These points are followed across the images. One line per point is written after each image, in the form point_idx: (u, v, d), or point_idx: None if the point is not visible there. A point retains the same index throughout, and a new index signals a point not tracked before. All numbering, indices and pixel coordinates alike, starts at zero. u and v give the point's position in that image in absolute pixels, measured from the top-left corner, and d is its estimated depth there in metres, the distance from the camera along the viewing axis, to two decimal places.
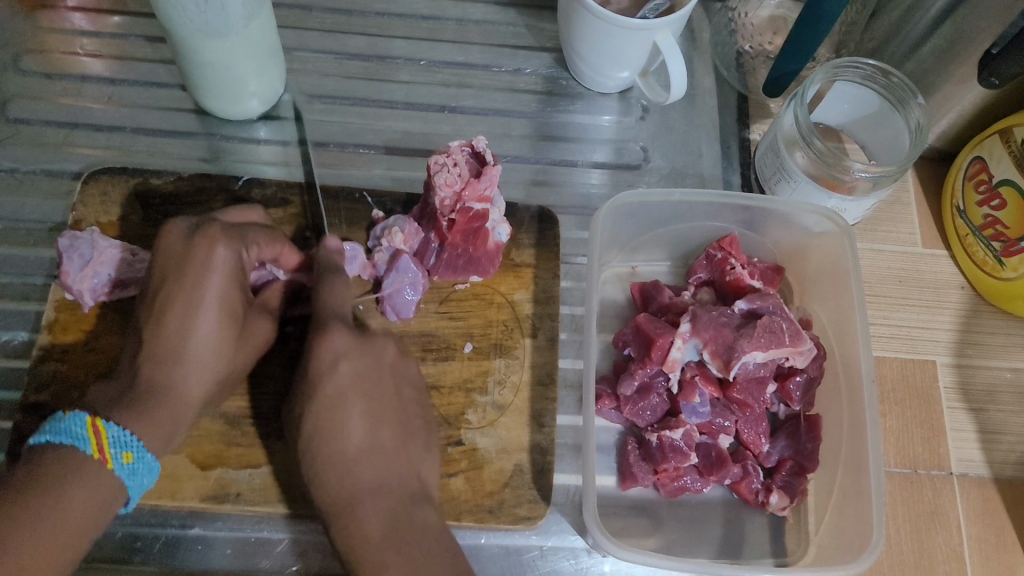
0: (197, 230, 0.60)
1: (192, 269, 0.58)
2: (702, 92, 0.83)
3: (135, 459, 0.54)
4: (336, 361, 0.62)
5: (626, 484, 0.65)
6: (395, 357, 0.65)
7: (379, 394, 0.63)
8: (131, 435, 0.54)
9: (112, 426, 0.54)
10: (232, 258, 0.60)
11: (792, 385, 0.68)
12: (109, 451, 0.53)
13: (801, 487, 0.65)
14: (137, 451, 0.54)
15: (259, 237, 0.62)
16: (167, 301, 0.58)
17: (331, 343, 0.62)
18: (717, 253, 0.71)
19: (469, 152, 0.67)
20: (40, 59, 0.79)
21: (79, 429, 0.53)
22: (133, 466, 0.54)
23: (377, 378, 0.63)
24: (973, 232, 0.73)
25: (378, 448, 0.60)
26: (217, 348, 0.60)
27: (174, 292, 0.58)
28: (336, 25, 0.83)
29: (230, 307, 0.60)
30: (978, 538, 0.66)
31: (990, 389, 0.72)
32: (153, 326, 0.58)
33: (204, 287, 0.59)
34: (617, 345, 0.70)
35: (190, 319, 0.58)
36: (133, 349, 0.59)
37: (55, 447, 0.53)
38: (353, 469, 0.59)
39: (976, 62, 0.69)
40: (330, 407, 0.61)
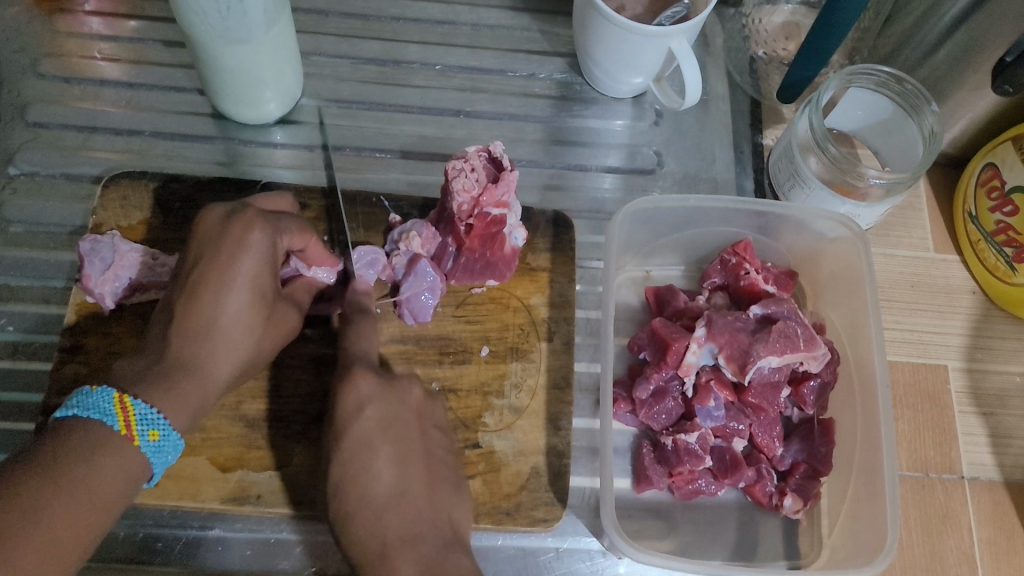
0: (233, 215, 0.62)
1: (228, 248, 0.60)
2: (715, 97, 0.83)
3: (161, 438, 0.54)
4: (364, 402, 0.61)
5: (641, 487, 0.66)
6: (420, 397, 0.63)
7: (407, 437, 0.61)
8: (157, 413, 0.55)
9: (140, 403, 0.54)
10: (266, 241, 0.61)
11: (806, 389, 0.68)
12: (136, 428, 0.54)
13: (814, 490, 0.66)
14: (163, 430, 0.55)
15: (292, 225, 0.63)
16: (201, 279, 0.59)
17: (356, 389, 0.61)
18: (731, 258, 0.72)
19: (486, 157, 0.68)
20: (59, 63, 0.80)
21: (106, 404, 0.53)
22: (159, 444, 0.54)
23: (406, 421, 0.61)
24: (985, 237, 0.74)
25: (406, 495, 0.58)
26: (246, 328, 0.60)
27: (208, 270, 0.60)
28: (351, 30, 0.84)
29: (260, 290, 0.61)
30: (989, 541, 0.67)
31: (1001, 393, 0.73)
32: (185, 303, 0.59)
33: (236, 266, 0.60)
34: (633, 349, 0.70)
35: (222, 295, 0.59)
36: (163, 326, 0.60)
37: (83, 421, 0.53)
38: (381, 517, 0.56)
39: (989, 70, 0.69)
40: (356, 455, 0.59)
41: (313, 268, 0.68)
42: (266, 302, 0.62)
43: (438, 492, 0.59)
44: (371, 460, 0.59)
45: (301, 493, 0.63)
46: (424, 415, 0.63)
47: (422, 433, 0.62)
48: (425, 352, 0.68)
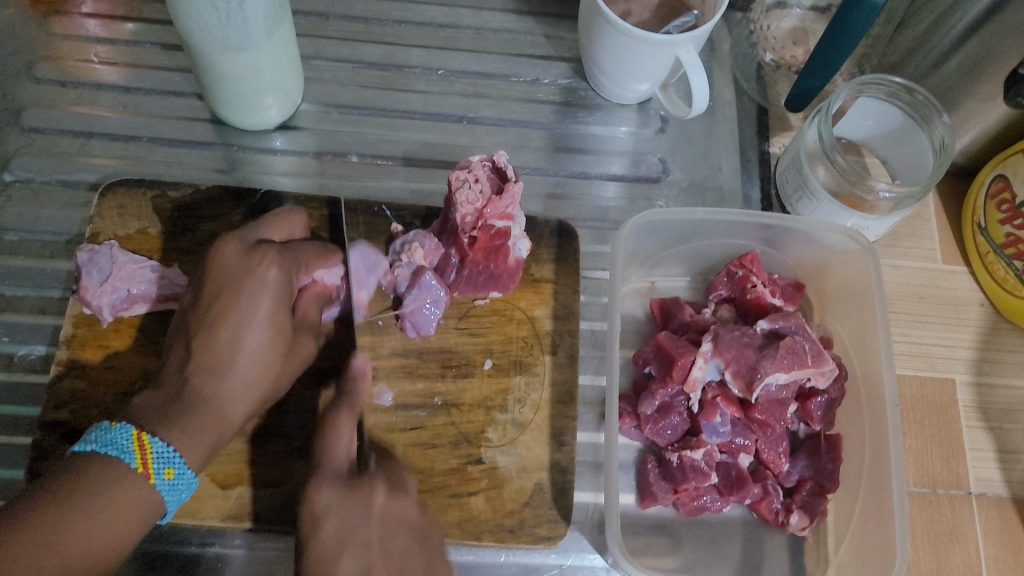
0: (251, 249, 0.63)
1: (248, 284, 0.61)
2: (722, 103, 0.82)
3: (176, 476, 0.55)
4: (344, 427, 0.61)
5: (645, 503, 0.65)
6: (395, 426, 0.63)
7: (381, 466, 0.61)
8: (173, 452, 0.55)
9: (157, 441, 0.55)
10: (283, 277, 0.62)
11: (814, 405, 0.67)
12: (152, 467, 0.54)
13: (820, 507, 0.65)
14: (179, 468, 0.55)
15: (309, 254, 0.65)
16: (222, 315, 0.60)
17: (335, 418, 0.61)
18: (738, 270, 0.71)
19: (490, 168, 0.67)
20: (55, 67, 0.79)
21: (125, 441, 0.54)
22: (173, 482, 0.55)
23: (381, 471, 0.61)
24: (995, 249, 0.73)
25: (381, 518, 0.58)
26: (265, 364, 0.61)
27: (227, 306, 0.60)
28: (351, 33, 0.82)
29: (279, 325, 0.62)
30: (996, 558, 0.67)
31: (1009, 407, 0.72)
32: (205, 338, 0.60)
33: (257, 302, 0.61)
34: (637, 363, 0.69)
35: (240, 332, 0.60)
36: (181, 358, 0.60)
37: (102, 456, 0.53)
38: (350, 525, 0.56)
39: (1002, 81, 0.68)
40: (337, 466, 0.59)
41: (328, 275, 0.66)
42: (284, 335, 0.62)
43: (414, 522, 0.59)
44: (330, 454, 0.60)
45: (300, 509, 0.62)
46: (396, 439, 0.62)
47: (394, 459, 0.62)
48: (428, 366, 0.67)
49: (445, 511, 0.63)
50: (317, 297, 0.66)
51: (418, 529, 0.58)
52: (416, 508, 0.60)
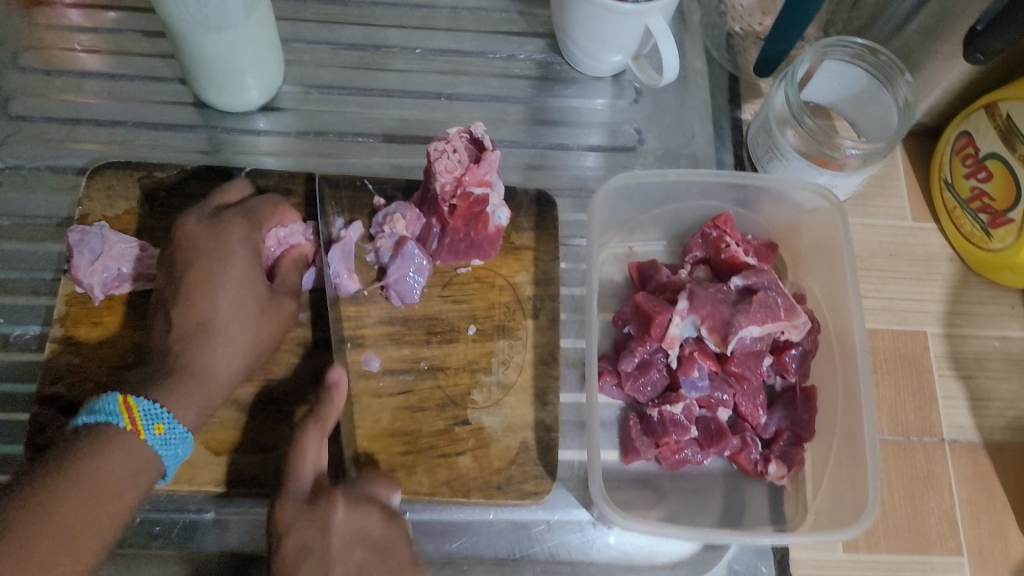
0: (214, 219, 0.66)
1: (217, 252, 0.64)
2: (694, 73, 0.84)
3: (167, 430, 0.57)
4: (301, 453, 0.60)
5: (629, 459, 0.67)
6: (357, 456, 0.63)
7: (339, 507, 0.58)
8: (159, 408, 0.57)
9: (142, 401, 0.57)
10: (246, 237, 0.66)
11: (788, 357, 0.70)
12: (142, 424, 0.56)
13: (798, 456, 0.67)
14: (168, 423, 0.57)
15: (267, 214, 0.68)
16: (195, 282, 0.63)
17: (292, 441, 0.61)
18: (712, 231, 0.73)
19: (468, 138, 0.69)
20: (40, 56, 0.80)
21: (112, 407, 0.56)
22: (165, 437, 0.57)
23: (342, 500, 0.58)
24: (961, 204, 0.75)
25: (333, 537, 0.57)
26: (244, 323, 0.63)
27: (200, 274, 0.63)
28: (330, 16, 0.84)
29: (253, 284, 0.64)
30: (969, 501, 0.69)
31: (979, 357, 0.74)
32: (183, 308, 0.62)
33: (230, 268, 0.64)
34: (617, 324, 0.72)
35: (216, 297, 0.63)
36: (163, 330, 0.63)
37: (91, 426, 0.55)
38: (301, 559, 0.56)
39: (960, 39, 0.70)
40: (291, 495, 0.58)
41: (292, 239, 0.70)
42: (260, 294, 0.65)
43: (371, 538, 0.58)
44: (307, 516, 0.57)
45: None
46: (357, 466, 0.62)
47: (357, 503, 0.59)
48: (413, 333, 0.69)
49: (434, 471, 0.65)
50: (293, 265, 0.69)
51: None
52: (381, 553, 0.57)
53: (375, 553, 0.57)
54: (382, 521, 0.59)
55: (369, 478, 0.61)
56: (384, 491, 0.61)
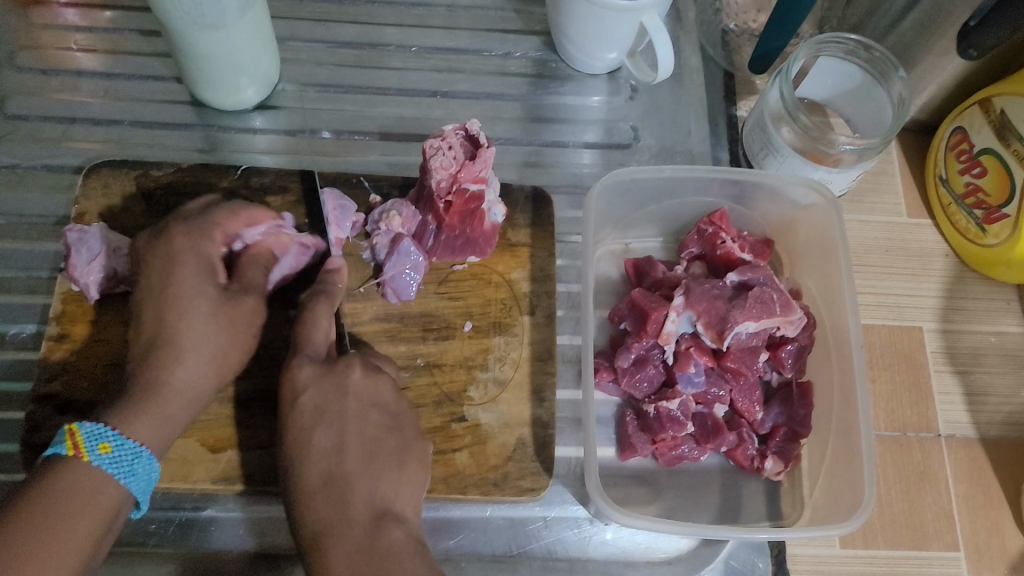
0: (160, 231, 0.65)
1: (162, 263, 0.63)
2: (690, 70, 0.84)
3: (114, 448, 0.56)
4: (302, 388, 0.60)
5: (626, 455, 0.67)
6: (361, 379, 0.62)
7: (342, 421, 0.59)
8: (104, 427, 0.56)
9: (87, 425, 0.56)
10: (191, 243, 0.63)
11: (784, 353, 0.70)
12: (86, 446, 0.55)
13: (794, 452, 0.67)
14: (114, 441, 0.56)
15: (222, 214, 0.65)
16: (143, 298, 0.62)
17: (295, 378, 0.61)
18: (707, 227, 0.73)
19: (463, 135, 0.69)
20: (36, 55, 0.80)
21: (56, 438, 0.55)
22: (114, 455, 0.55)
23: (343, 407, 0.60)
24: (956, 200, 0.75)
25: (337, 471, 0.57)
26: (196, 326, 0.61)
27: (146, 289, 0.62)
28: (326, 14, 0.84)
29: (201, 287, 0.62)
30: (966, 496, 0.69)
31: (975, 352, 0.74)
32: (136, 325, 0.62)
33: (177, 276, 0.62)
34: (614, 320, 0.72)
35: (161, 309, 0.61)
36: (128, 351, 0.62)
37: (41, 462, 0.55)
38: (308, 492, 0.56)
39: (954, 36, 0.70)
40: (297, 435, 0.59)
41: (264, 232, 0.67)
42: (215, 296, 0.63)
43: (374, 473, 0.58)
44: (310, 436, 0.59)
45: None
46: (362, 395, 0.61)
47: (359, 415, 0.60)
48: (409, 330, 0.69)
49: (431, 468, 0.65)
50: (259, 258, 0.66)
51: (382, 481, 0.57)
52: (387, 459, 0.59)
53: (379, 485, 0.57)
54: (387, 451, 0.59)
55: (375, 409, 0.61)
56: (390, 425, 0.61)
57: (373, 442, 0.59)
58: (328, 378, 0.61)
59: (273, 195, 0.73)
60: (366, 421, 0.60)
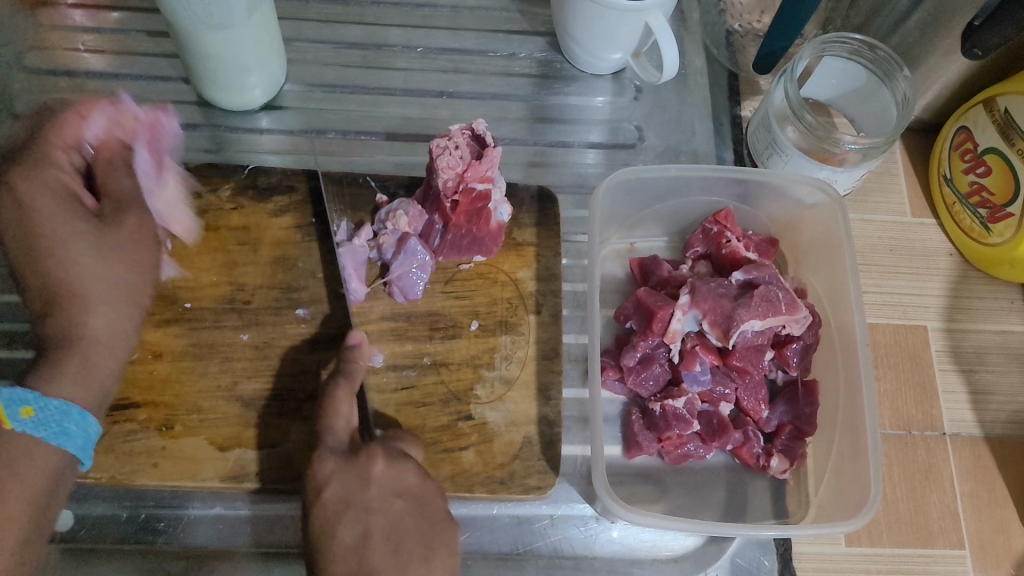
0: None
1: (20, 218, 0.61)
2: (694, 70, 0.84)
3: (37, 411, 0.57)
4: (325, 481, 0.58)
5: (631, 453, 0.67)
6: (385, 468, 0.59)
7: (367, 514, 0.57)
8: (21, 391, 0.57)
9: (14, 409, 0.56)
10: (40, 185, 0.62)
11: (790, 351, 0.70)
12: (7, 413, 0.56)
13: (800, 451, 0.68)
14: (35, 404, 0.57)
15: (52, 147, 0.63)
16: (24, 263, 0.62)
17: (318, 469, 0.59)
18: (713, 227, 0.73)
19: (469, 135, 0.70)
20: (44, 56, 0.81)
21: None
22: (37, 418, 0.57)
23: (367, 501, 0.58)
24: (960, 199, 0.76)
25: (370, 575, 0.55)
26: (93, 266, 0.62)
27: (21, 250, 0.61)
28: (332, 15, 0.84)
29: (74, 222, 0.62)
30: (971, 494, 0.69)
31: (980, 350, 0.75)
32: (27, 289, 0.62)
33: (38, 222, 0.61)
34: (619, 319, 0.72)
35: (48, 268, 0.61)
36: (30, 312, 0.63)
37: None
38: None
39: (959, 35, 0.70)
40: (320, 534, 0.56)
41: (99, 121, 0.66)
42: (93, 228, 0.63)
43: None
44: (332, 535, 0.56)
45: (299, 469, 0.64)
46: (387, 483, 0.59)
47: (383, 505, 0.58)
48: (416, 329, 0.70)
49: (438, 466, 0.65)
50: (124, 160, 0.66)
51: None
52: (415, 554, 0.56)
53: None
54: (419, 550, 0.57)
55: (400, 498, 0.58)
56: (417, 513, 0.58)
57: (402, 539, 0.57)
58: (352, 472, 0.59)
59: (280, 195, 0.73)
60: (392, 514, 0.58)
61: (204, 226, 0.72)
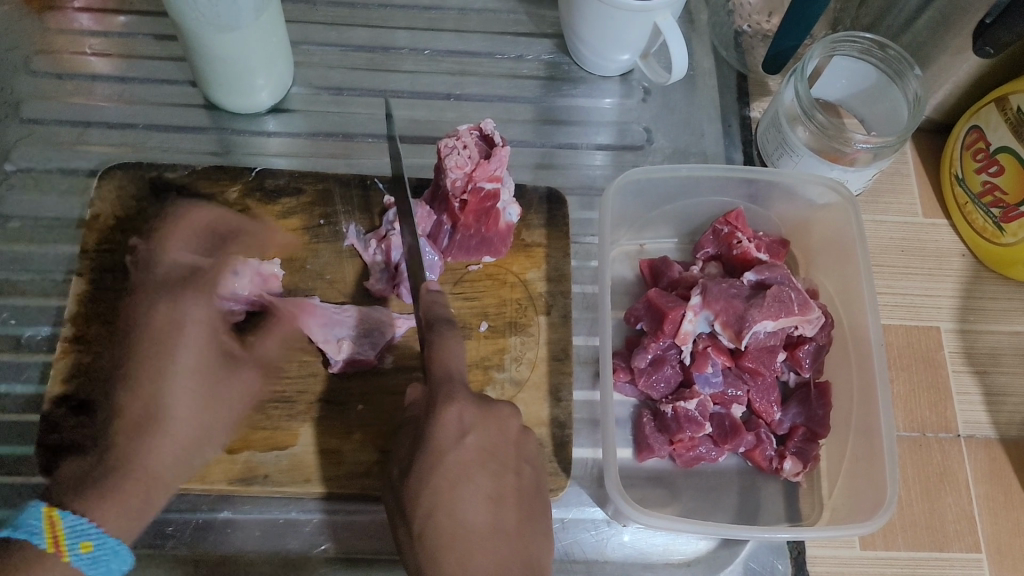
0: (168, 295, 0.67)
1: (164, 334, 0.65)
2: (702, 72, 0.84)
3: (94, 548, 0.58)
4: (464, 428, 0.55)
5: (642, 456, 0.66)
6: (518, 430, 0.58)
7: (503, 468, 0.55)
8: (88, 523, 0.58)
9: (67, 517, 0.58)
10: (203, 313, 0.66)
11: (802, 352, 0.69)
12: (66, 544, 0.57)
13: (813, 453, 0.67)
14: (95, 540, 0.58)
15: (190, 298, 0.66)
16: (150, 367, 0.65)
17: (458, 413, 0.55)
18: (723, 227, 0.73)
19: (478, 135, 0.69)
20: (51, 60, 0.80)
21: (36, 521, 0.57)
22: (92, 554, 0.58)
23: (503, 451, 0.56)
24: (973, 199, 0.75)
25: (502, 534, 0.53)
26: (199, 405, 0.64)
27: (141, 363, 0.65)
28: (339, 18, 0.84)
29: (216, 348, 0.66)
30: (986, 497, 0.68)
31: (993, 352, 0.74)
32: (127, 388, 0.64)
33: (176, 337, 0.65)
34: (630, 321, 0.72)
35: (166, 383, 0.64)
36: (125, 412, 0.63)
37: (13, 542, 0.56)
38: (468, 546, 0.51)
39: (970, 33, 0.70)
40: (447, 485, 0.53)
41: None
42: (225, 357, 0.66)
43: (531, 540, 0.53)
44: (469, 481, 0.54)
45: (309, 470, 0.63)
46: (517, 448, 0.57)
47: (515, 465, 0.56)
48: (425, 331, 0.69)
49: None
50: None
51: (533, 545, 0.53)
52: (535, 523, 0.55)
53: (535, 550, 0.53)
54: (539, 516, 0.55)
55: (528, 465, 0.57)
56: (533, 485, 0.57)
57: (523, 503, 0.55)
58: (486, 419, 0.56)
59: (287, 197, 0.73)
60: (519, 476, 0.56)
61: (210, 227, 0.71)
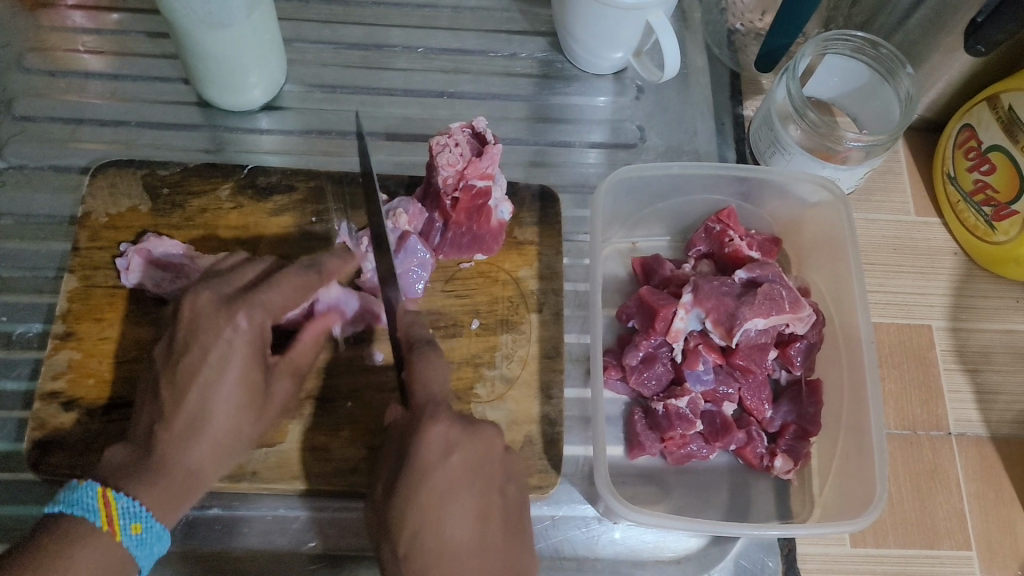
0: (226, 302, 0.60)
1: (218, 344, 0.58)
2: (695, 70, 0.84)
3: (144, 530, 0.54)
4: (447, 450, 0.54)
5: (634, 454, 0.67)
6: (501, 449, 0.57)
7: (487, 487, 0.55)
8: (141, 506, 0.54)
9: (122, 496, 0.54)
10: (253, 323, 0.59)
11: (793, 351, 0.70)
12: (117, 522, 0.53)
13: (804, 450, 0.67)
14: (146, 522, 0.54)
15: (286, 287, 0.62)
16: (190, 374, 0.57)
17: (441, 434, 0.54)
18: (716, 226, 0.73)
19: (469, 133, 0.69)
20: (44, 58, 0.80)
21: (91, 499, 0.53)
22: (141, 537, 0.54)
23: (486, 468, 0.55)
24: (965, 198, 0.75)
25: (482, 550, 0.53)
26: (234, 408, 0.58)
27: (193, 368, 0.58)
28: (333, 16, 0.84)
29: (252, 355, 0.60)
30: (977, 495, 0.68)
31: (985, 350, 0.74)
32: (175, 392, 0.57)
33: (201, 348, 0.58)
34: (621, 318, 0.72)
35: (209, 389, 0.58)
36: (148, 418, 0.57)
37: (67, 516, 0.52)
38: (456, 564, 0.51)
39: (962, 31, 0.70)
40: (433, 505, 0.52)
41: None
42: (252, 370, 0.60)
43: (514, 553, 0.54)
44: (454, 500, 0.53)
45: (298, 468, 0.63)
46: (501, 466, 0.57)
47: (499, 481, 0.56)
48: None
49: None
50: None
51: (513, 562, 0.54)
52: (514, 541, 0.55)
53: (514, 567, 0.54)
54: (517, 533, 0.56)
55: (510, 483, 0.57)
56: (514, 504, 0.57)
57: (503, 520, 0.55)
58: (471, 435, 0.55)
59: (280, 195, 0.73)
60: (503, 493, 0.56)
61: (203, 225, 0.71)
